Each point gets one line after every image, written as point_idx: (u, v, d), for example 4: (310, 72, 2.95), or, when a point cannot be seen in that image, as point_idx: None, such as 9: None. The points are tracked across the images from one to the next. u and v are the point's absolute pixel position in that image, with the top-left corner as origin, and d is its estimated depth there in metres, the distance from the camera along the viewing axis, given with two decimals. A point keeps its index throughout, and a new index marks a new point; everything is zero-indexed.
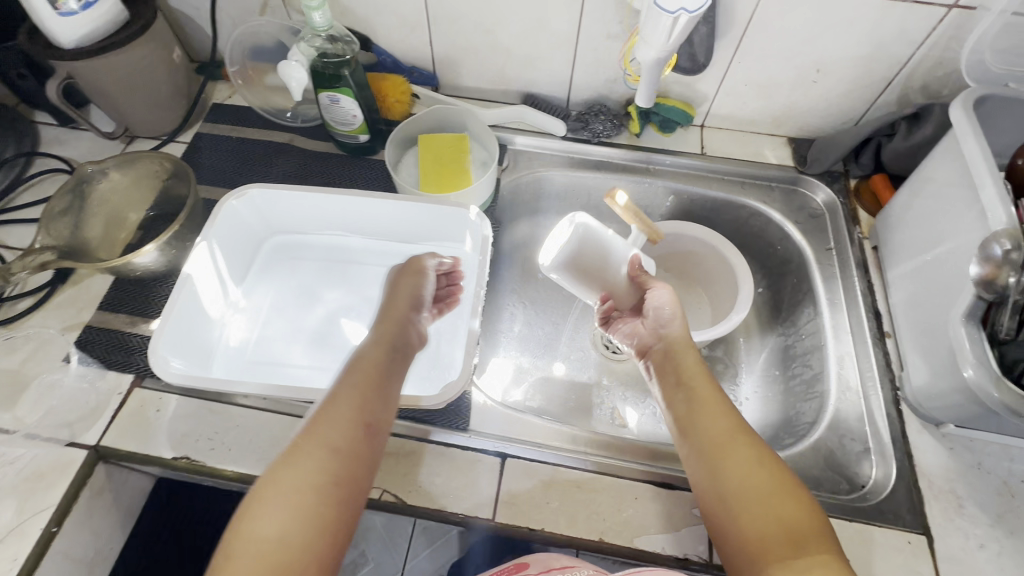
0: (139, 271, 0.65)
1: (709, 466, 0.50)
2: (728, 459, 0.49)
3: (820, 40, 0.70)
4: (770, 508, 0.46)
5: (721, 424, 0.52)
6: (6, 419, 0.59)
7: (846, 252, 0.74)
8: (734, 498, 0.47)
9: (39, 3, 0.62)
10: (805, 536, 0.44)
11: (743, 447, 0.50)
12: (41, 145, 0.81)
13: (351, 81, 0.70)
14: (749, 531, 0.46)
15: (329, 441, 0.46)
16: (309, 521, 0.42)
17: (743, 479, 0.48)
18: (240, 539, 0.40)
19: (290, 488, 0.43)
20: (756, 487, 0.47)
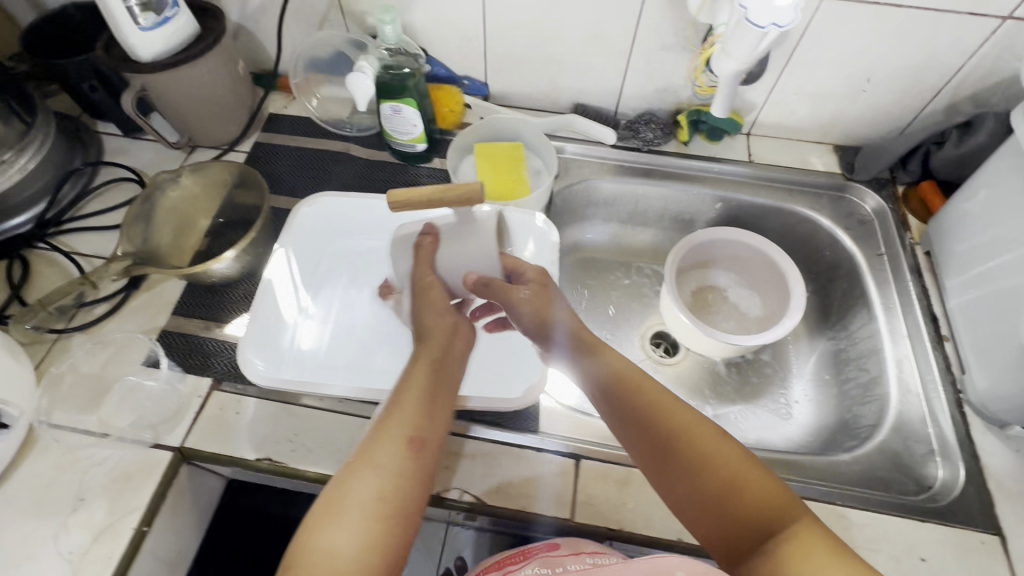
0: (216, 276, 0.67)
1: (665, 464, 0.49)
2: (677, 454, 0.49)
3: (873, 50, 0.72)
4: (740, 497, 0.46)
5: (685, 425, 0.50)
6: (91, 421, 0.60)
7: (898, 257, 0.76)
8: (699, 492, 0.47)
9: (122, 19, 0.64)
10: (776, 517, 0.45)
11: (695, 435, 0.49)
12: (106, 154, 0.84)
13: (415, 91, 0.72)
14: (725, 523, 0.46)
15: (384, 455, 0.45)
16: (365, 539, 0.41)
17: (705, 471, 0.47)
18: (306, 550, 0.41)
19: (352, 505, 0.42)
20: (720, 476, 0.47)
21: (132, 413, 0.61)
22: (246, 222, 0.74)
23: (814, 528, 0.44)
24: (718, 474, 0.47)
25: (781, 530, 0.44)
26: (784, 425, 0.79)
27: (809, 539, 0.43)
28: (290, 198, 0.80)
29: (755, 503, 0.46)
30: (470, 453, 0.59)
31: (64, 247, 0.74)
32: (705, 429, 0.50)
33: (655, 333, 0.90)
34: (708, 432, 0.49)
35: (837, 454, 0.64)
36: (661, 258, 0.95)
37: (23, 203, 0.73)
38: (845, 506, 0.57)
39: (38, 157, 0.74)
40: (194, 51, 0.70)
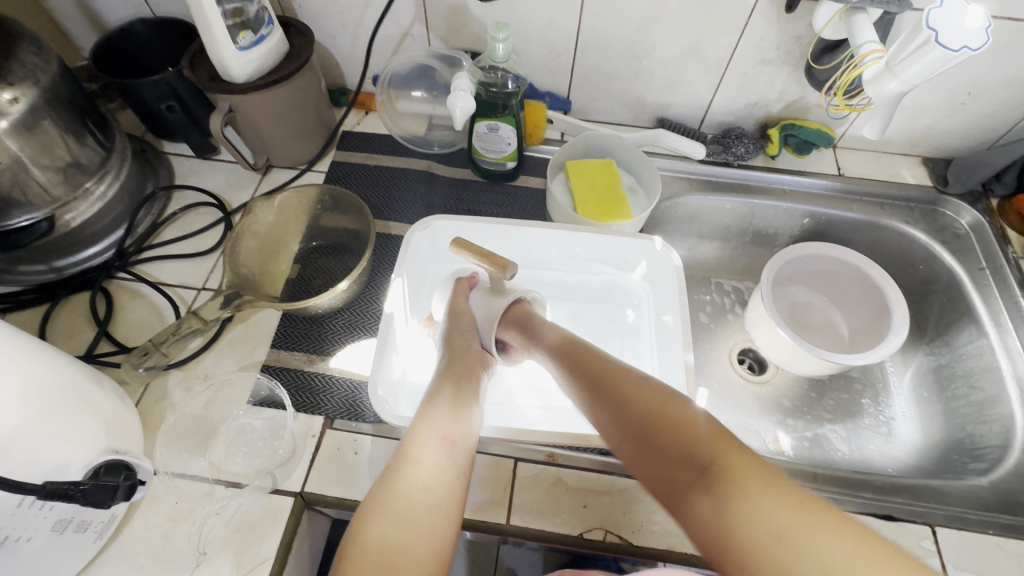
0: (323, 306, 0.64)
1: (606, 418, 0.47)
2: (609, 407, 0.47)
3: (980, 65, 0.71)
4: (665, 432, 0.42)
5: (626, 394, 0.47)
6: (203, 466, 0.57)
7: (1004, 272, 0.75)
8: (637, 436, 0.44)
9: (222, 40, 0.61)
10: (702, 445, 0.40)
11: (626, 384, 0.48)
12: (177, 176, 0.79)
13: (516, 110, 0.71)
14: (657, 470, 0.42)
15: (422, 454, 0.48)
16: (418, 529, 0.43)
17: (642, 417, 0.44)
18: (360, 542, 0.42)
19: (393, 500, 0.44)
20: (643, 419, 0.44)
21: (244, 457, 0.57)
22: (343, 246, 0.74)
23: (744, 455, 0.39)
24: (640, 418, 0.44)
25: (713, 461, 0.39)
26: (888, 444, 0.76)
27: (743, 470, 0.38)
28: (377, 220, 0.77)
29: (677, 436, 0.42)
30: (607, 490, 0.57)
31: (148, 278, 0.70)
32: (640, 380, 0.48)
33: (740, 349, 0.86)
34: (647, 389, 0.47)
35: (970, 477, 0.63)
36: (740, 272, 0.92)
37: (103, 231, 0.69)
38: (998, 535, 0.56)
39: (115, 184, 0.70)
40: (286, 69, 0.67)
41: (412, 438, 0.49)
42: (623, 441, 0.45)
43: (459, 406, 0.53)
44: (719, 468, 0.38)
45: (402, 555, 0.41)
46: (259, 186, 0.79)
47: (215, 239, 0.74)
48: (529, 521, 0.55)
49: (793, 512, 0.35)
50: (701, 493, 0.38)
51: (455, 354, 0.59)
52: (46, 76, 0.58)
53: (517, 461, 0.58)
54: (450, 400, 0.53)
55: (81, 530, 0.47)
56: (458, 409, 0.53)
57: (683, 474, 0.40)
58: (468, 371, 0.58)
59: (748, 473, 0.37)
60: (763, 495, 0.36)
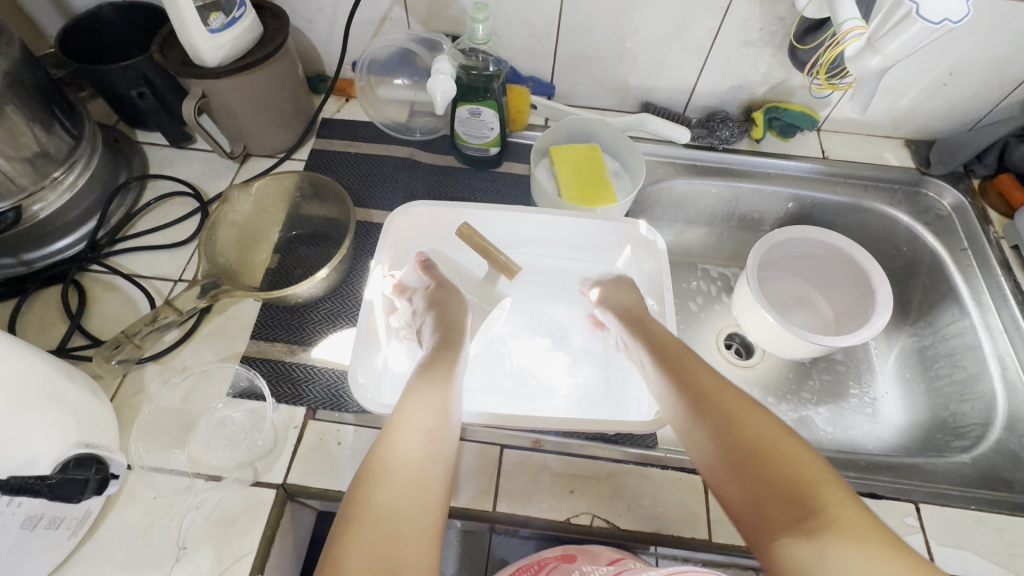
0: (304, 295, 0.63)
1: (706, 433, 0.48)
2: (713, 424, 0.48)
3: (961, 45, 0.71)
4: (773, 468, 0.43)
5: (709, 388, 0.51)
6: (181, 459, 0.55)
7: (985, 252, 0.75)
8: (741, 462, 0.45)
9: (192, 21, 0.59)
10: (811, 488, 0.42)
11: (726, 401, 0.49)
12: (152, 167, 0.77)
13: (498, 94, 0.70)
14: (749, 501, 0.43)
15: (420, 421, 0.48)
16: (420, 495, 0.44)
17: (748, 444, 0.46)
18: (364, 507, 0.43)
19: (393, 468, 0.45)
20: (752, 448, 0.45)
21: (224, 449, 0.56)
22: (325, 235, 0.72)
23: (854, 509, 0.40)
24: (749, 447, 0.45)
25: (819, 505, 0.41)
26: (873, 424, 0.77)
27: (852, 519, 0.39)
28: (359, 209, 0.75)
29: (776, 471, 0.43)
30: (594, 475, 0.57)
31: (123, 270, 0.68)
32: (747, 407, 0.48)
33: (727, 333, 0.86)
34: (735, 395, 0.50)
35: (953, 454, 0.64)
36: (726, 256, 0.92)
37: (74, 222, 0.67)
38: (980, 510, 0.57)
39: (86, 173, 0.68)
40: (261, 53, 0.65)
41: (411, 407, 0.49)
42: (723, 460, 0.46)
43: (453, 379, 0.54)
44: (827, 515, 0.40)
45: (399, 523, 0.42)
46: (237, 175, 0.77)
47: (192, 229, 0.72)
48: (516, 507, 0.55)
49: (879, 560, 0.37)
50: (803, 532, 0.40)
51: (450, 327, 0.60)
52: (7, 59, 0.55)
53: (504, 447, 0.58)
54: (448, 372, 0.54)
55: (53, 526, 0.46)
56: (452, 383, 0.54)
57: (784, 508, 0.41)
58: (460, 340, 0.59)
59: (863, 528, 0.39)
60: (862, 546, 0.38)
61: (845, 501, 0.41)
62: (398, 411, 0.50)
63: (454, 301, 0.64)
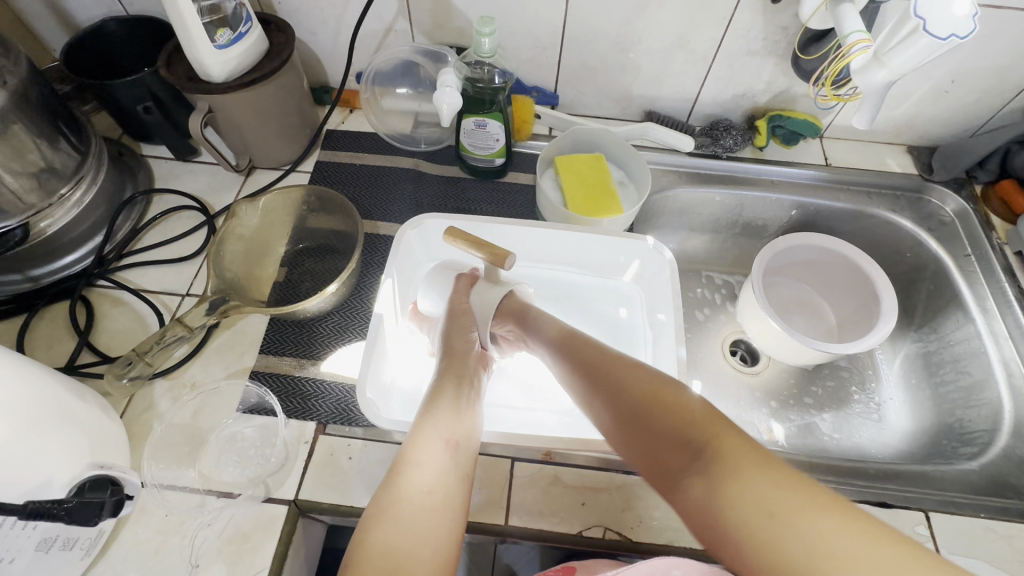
0: (313, 310, 0.63)
1: (593, 405, 0.49)
2: (600, 390, 0.49)
3: (963, 52, 0.71)
4: (662, 418, 0.44)
5: (593, 361, 0.51)
6: (192, 476, 0.55)
7: (989, 258, 0.75)
8: (629, 417, 0.46)
9: (199, 37, 0.59)
10: (697, 430, 0.42)
11: (611, 364, 0.50)
12: (157, 180, 0.77)
13: (503, 105, 0.70)
14: (644, 453, 0.44)
15: (425, 456, 0.48)
16: (425, 533, 0.43)
17: (633, 398, 0.46)
18: (368, 546, 0.42)
19: (397, 506, 0.44)
20: (637, 403, 0.46)
21: (235, 466, 0.56)
22: (332, 248, 0.72)
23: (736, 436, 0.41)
24: (634, 401, 0.46)
25: (707, 440, 0.41)
26: (879, 430, 0.77)
27: (735, 447, 0.40)
28: (365, 221, 0.75)
29: (666, 418, 0.44)
30: (605, 487, 0.57)
31: (130, 285, 0.68)
32: (627, 367, 0.49)
33: (732, 340, 0.86)
34: (616, 361, 0.50)
35: (960, 462, 0.64)
36: (730, 263, 0.92)
37: (81, 237, 0.67)
38: (989, 518, 0.57)
39: (93, 188, 0.68)
40: (268, 68, 0.65)
41: (416, 441, 0.49)
42: (613, 422, 0.47)
43: (459, 404, 0.54)
44: (712, 452, 0.40)
45: (403, 562, 0.41)
46: (242, 187, 0.77)
47: (198, 243, 0.72)
48: (527, 521, 0.55)
49: (778, 484, 0.37)
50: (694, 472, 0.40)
51: (455, 349, 0.59)
52: (15, 77, 0.56)
53: (514, 460, 0.58)
54: (454, 399, 0.53)
55: (67, 547, 0.46)
56: (461, 411, 0.53)
57: (678, 452, 0.42)
58: (467, 368, 0.57)
59: (738, 452, 0.39)
60: (748, 474, 0.38)
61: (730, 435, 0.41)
62: (404, 447, 0.49)
63: (461, 322, 0.62)
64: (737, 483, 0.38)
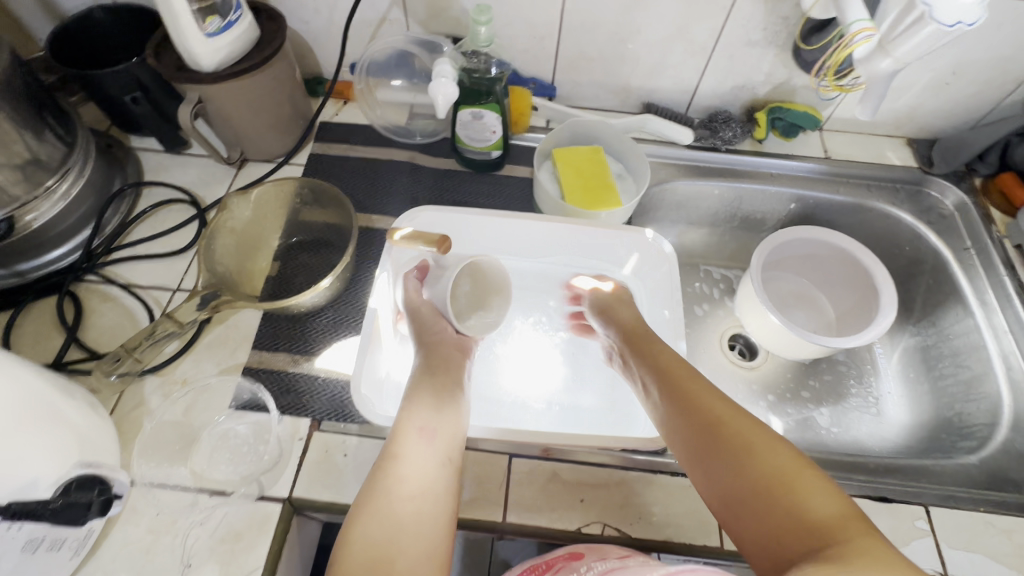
0: (307, 304, 0.62)
1: (709, 454, 0.48)
2: (715, 450, 0.47)
3: (965, 43, 0.70)
4: (790, 497, 0.42)
5: (711, 407, 0.50)
6: (183, 474, 0.54)
7: (989, 251, 0.75)
8: (752, 489, 0.44)
9: (187, 25, 0.57)
10: (826, 521, 0.40)
11: (735, 424, 0.48)
12: (146, 173, 0.76)
13: (500, 97, 0.69)
14: (762, 530, 0.42)
15: (408, 451, 0.49)
16: (406, 529, 0.44)
17: (760, 470, 0.44)
18: (353, 541, 0.43)
19: (380, 501, 0.45)
20: (766, 474, 0.44)
21: (227, 463, 0.55)
22: (326, 241, 0.71)
23: (867, 534, 0.38)
24: (765, 469, 0.44)
25: (836, 537, 0.38)
26: (877, 424, 0.77)
27: (866, 550, 0.37)
28: (360, 214, 0.74)
29: (792, 497, 0.42)
30: (604, 483, 0.56)
31: (119, 280, 0.67)
32: (754, 427, 0.47)
33: (731, 335, 0.86)
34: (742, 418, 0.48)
35: (960, 456, 0.64)
36: (729, 257, 0.92)
37: (68, 231, 0.66)
38: (990, 512, 0.57)
39: (80, 181, 0.66)
40: (258, 57, 0.64)
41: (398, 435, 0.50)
42: (729, 484, 0.45)
43: (441, 397, 0.54)
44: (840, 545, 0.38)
45: (387, 554, 0.43)
46: (234, 180, 0.76)
47: (189, 237, 0.71)
48: (525, 518, 0.54)
49: None
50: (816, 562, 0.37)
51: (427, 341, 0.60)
52: None
53: (511, 457, 0.57)
54: (433, 395, 0.54)
55: (54, 548, 0.45)
56: (443, 403, 0.54)
57: (800, 541, 0.40)
58: (441, 359, 0.58)
59: (869, 549, 0.37)
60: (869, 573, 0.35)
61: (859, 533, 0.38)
62: (387, 440, 0.50)
63: (428, 314, 0.62)
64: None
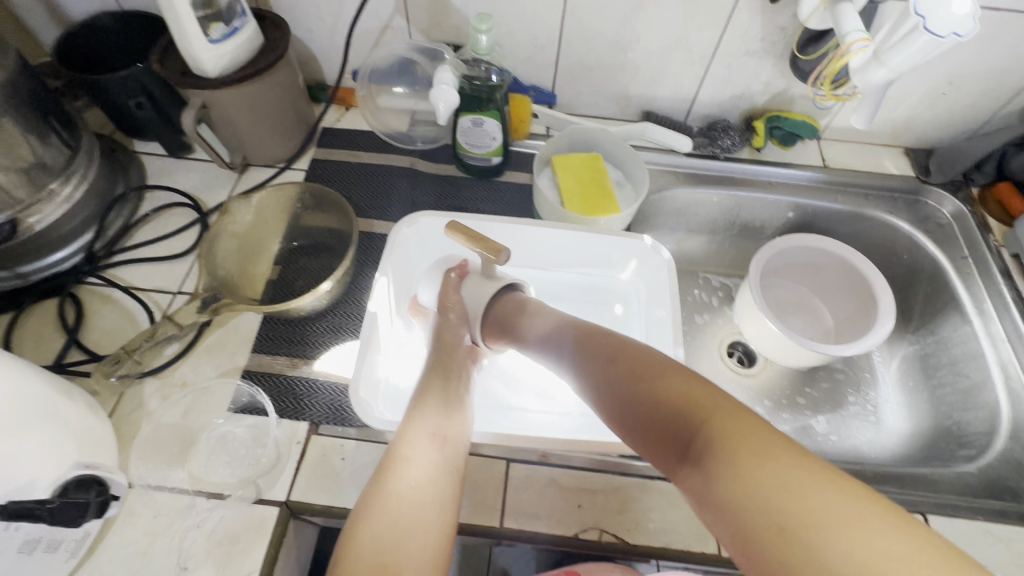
0: (307, 308, 0.62)
1: (597, 388, 0.46)
2: (606, 375, 0.47)
3: (960, 54, 0.71)
4: (670, 396, 0.41)
5: (594, 346, 0.49)
6: (181, 477, 0.54)
7: (986, 260, 0.75)
8: (634, 396, 0.43)
9: (192, 32, 0.58)
10: (704, 404, 0.39)
11: (612, 353, 0.47)
12: (149, 177, 0.76)
13: (500, 104, 0.70)
14: (648, 431, 0.41)
15: (415, 453, 0.48)
16: (412, 529, 0.43)
17: (646, 392, 0.43)
18: (356, 543, 0.42)
19: (386, 503, 0.45)
20: (648, 383, 0.43)
21: (225, 466, 0.55)
22: (327, 246, 0.72)
23: (749, 418, 0.37)
24: (649, 389, 0.43)
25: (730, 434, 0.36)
26: (876, 432, 0.77)
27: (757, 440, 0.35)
28: (360, 219, 0.75)
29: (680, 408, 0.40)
30: (601, 489, 0.56)
31: (120, 282, 0.67)
32: (634, 353, 0.47)
33: (729, 342, 0.86)
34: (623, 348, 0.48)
35: (959, 464, 0.64)
36: (728, 264, 0.92)
37: (71, 234, 0.66)
38: (988, 521, 0.56)
39: (84, 185, 0.67)
40: (262, 64, 0.65)
41: (407, 437, 0.50)
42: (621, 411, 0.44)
43: (449, 401, 0.54)
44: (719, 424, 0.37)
45: (392, 557, 0.42)
46: (236, 185, 0.76)
47: (191, 240, 0.71)
48: (523, 523, 0.54)
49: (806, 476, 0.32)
50: (702, 450, 0.37)
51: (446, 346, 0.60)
52: None
53: (509, 461, 0.57)
54: (442, 399, 0.54)
55: (51, 549, 0.45)
56: (452, 409, 0.54)
57: (695, 449, 0.38)
58: (453, 365, 0.59)
59: (742, 426, 0.36)
60: (769, 461, 0.34)
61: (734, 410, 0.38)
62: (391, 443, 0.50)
63: (452, 324, 0.62)
64: (760, 476, 0.33)
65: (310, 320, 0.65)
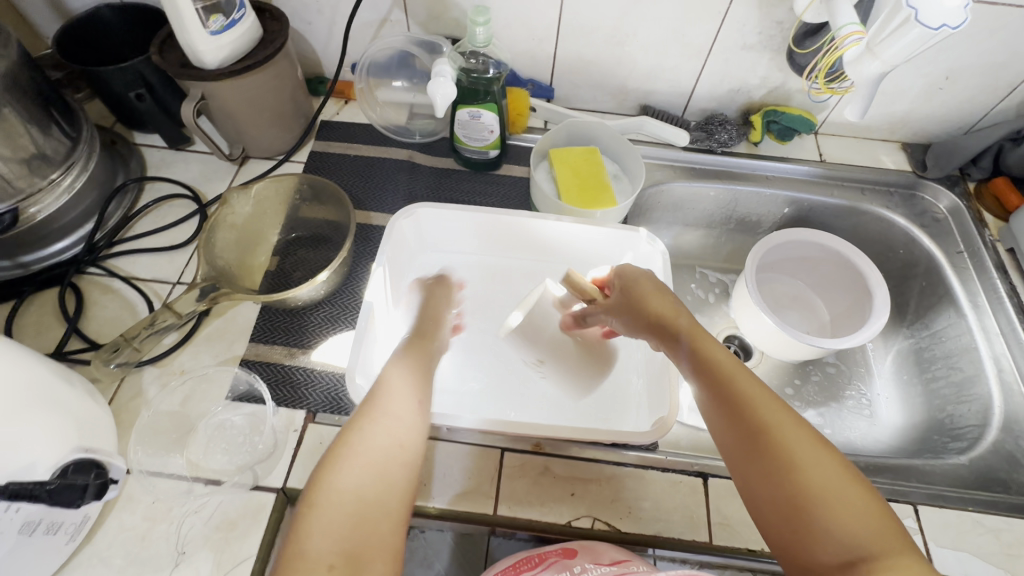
0: (303, 298, 0.63)
1: (744, 456, 0.45)
2: (762, 460, 0.44)
3: (956, 51, 0.71)
4: (825, 509, 0.40)
5: (750, 406, 0.46)
6: (180, 463, 0.55)
7: (981, 255, 0.76)
8: (774, 478, 0.43)
9: (191, 22, 0.58)
10: (863, 535, 0.39)
11: (771, 422, 0.45)
12: (149, 168, 0.77)
13: (498, 96, 0.70)
14: (788, 531, 0.41)
15: (398, 411, 0.47)
16: (383, 484, 0.43)
17: (794, 485, 0.42)
18: (323, 488, 0.42)
19: (361, 455, 0.44)
20: (804, 484, 0.41)
21: (223, 454, 0.56)
22: (325, 237, 0.72)
23: (902, 547, 0.38)
24: (797, 478, 0.42)
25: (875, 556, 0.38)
26: (870, 426, 0.77)
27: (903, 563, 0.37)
28: (358, 211, 0.75)
29: (840, 519, 0.40)
30: (595, 478, 0.57)
31: (120, 272, 0.68)
32: (793, 426, 0.44)
33: (726, 336, 0.86)
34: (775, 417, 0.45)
35: (951, 455, 0.64)
36: (724, 259, 0.93)
37: (71, 224, 0.67)
38: (978, 511, 0.57)
39: (84, 175, 0.67)
40: (261, 55, 0.65)
41: (391, 396, 0.48)
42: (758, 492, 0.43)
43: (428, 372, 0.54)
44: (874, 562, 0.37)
45: (365, 510, 0.41)
46: (235, 176, 0.77)
47: (190, 231, 0.72)
48: (517, 511, 0.55)
49: None
50: None
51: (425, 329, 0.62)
52: (4, 61, 0.55)
53: (504, 450, 0.58)
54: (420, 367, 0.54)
55: (51, 531, 0.46)
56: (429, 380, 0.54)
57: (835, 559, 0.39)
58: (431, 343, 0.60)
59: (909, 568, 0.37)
60: None
61: (894, 549, 0.38)
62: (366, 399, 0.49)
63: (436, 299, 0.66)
64: None
65: (308, 312, 0.65)
